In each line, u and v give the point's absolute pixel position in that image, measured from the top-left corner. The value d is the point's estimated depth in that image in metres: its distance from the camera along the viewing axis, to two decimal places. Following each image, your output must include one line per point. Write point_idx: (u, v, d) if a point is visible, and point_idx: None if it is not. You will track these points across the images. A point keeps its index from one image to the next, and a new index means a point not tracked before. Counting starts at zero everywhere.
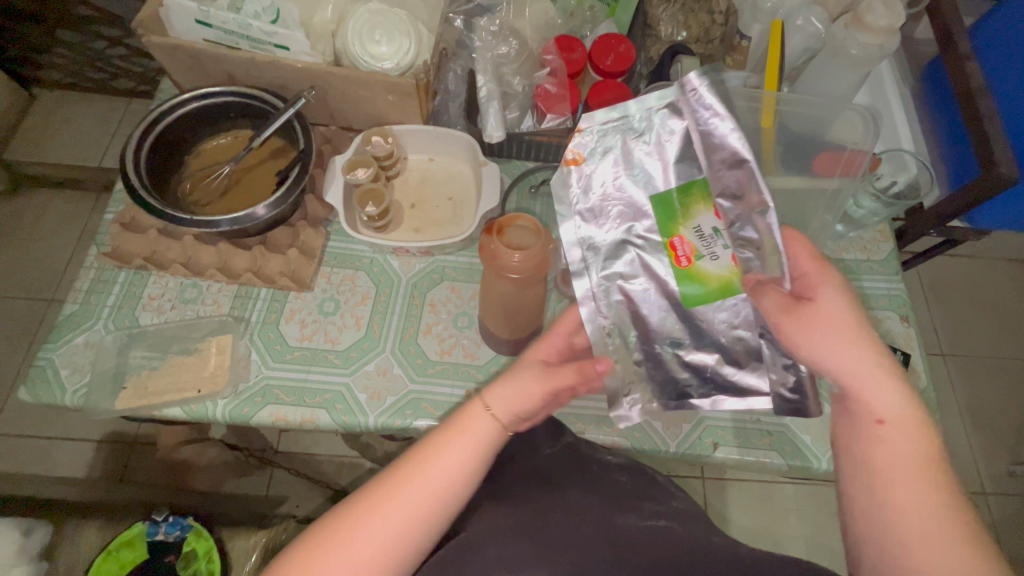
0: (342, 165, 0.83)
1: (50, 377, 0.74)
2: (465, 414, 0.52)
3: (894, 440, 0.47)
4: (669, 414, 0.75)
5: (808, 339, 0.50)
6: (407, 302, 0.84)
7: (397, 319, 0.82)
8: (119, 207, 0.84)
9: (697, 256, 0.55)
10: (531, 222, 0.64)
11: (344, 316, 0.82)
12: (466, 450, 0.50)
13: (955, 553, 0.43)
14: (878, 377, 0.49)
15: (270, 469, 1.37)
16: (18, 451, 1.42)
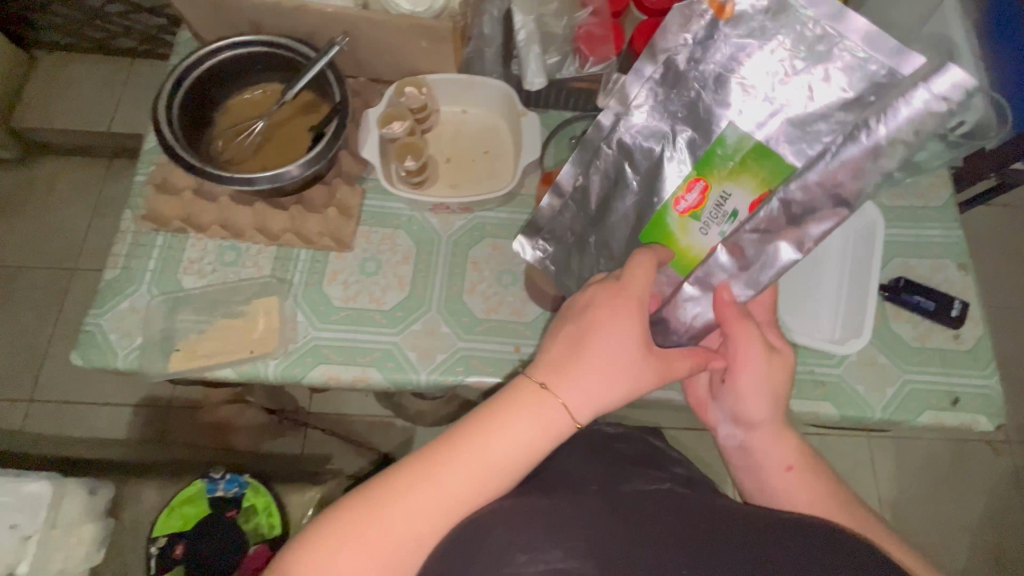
0: (378, 117, 0.80)
1: (100, 343, 0.74)
2: (524, 394, 0.50)
3: (799, 476, 0.58)
4: None
5: (740, 383, 0.59)
6: (450, 260, 0.82)
7: (441, 278, 0.81)
8: (148, 168, 0.81)
9: (695, 215, 0.61)
10: None
11: (388, 276, 0.80)
12: (526, 440, 0.48)
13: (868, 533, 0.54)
14: (773, 432, 0.60)
15: (303, 430, 1.34)
16: (58, 415, 1.42)
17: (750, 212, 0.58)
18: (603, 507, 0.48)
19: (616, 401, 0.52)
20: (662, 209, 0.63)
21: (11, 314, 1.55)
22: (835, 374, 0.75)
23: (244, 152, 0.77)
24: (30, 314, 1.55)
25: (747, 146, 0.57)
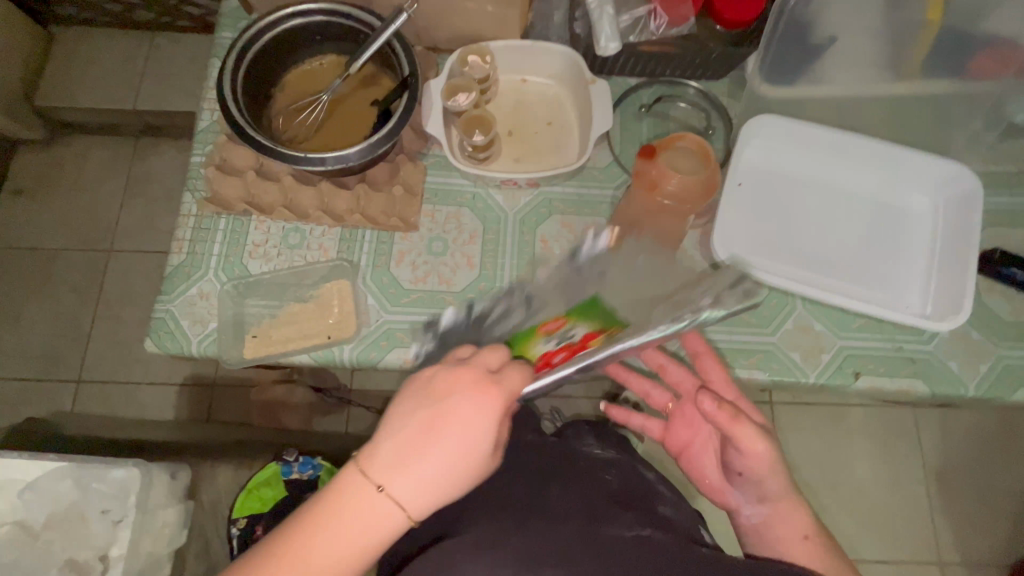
0: (443, 89, 0.76)
1: (172, 329, 0.73)
2: (355, 482, 0.43)
3: (778, 519, 0.60)
4: (806, 344, 0.73)
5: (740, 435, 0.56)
6: (519, 239, 0.79)
7: (510, 258, 0.78)
8: (206, 148, 0.79)
9: (550, 333, 0.58)
10: (696, 144, 0.65)
11: (456, 256, 0.78)
12: (368, 531, 0.42)
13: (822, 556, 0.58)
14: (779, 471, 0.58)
15: (347, 408, 1.31)
16: (104, 395, 1.37)
17: (568, 346, 0.55)
18: (583, 533, 0.51)
19: (442, 494, 0.44)
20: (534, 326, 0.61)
21: (49, 298, 1.45)
22: (926, 352, 0.72)
23: (305, 129, 0.74)
24: (70, 297, 1.45)
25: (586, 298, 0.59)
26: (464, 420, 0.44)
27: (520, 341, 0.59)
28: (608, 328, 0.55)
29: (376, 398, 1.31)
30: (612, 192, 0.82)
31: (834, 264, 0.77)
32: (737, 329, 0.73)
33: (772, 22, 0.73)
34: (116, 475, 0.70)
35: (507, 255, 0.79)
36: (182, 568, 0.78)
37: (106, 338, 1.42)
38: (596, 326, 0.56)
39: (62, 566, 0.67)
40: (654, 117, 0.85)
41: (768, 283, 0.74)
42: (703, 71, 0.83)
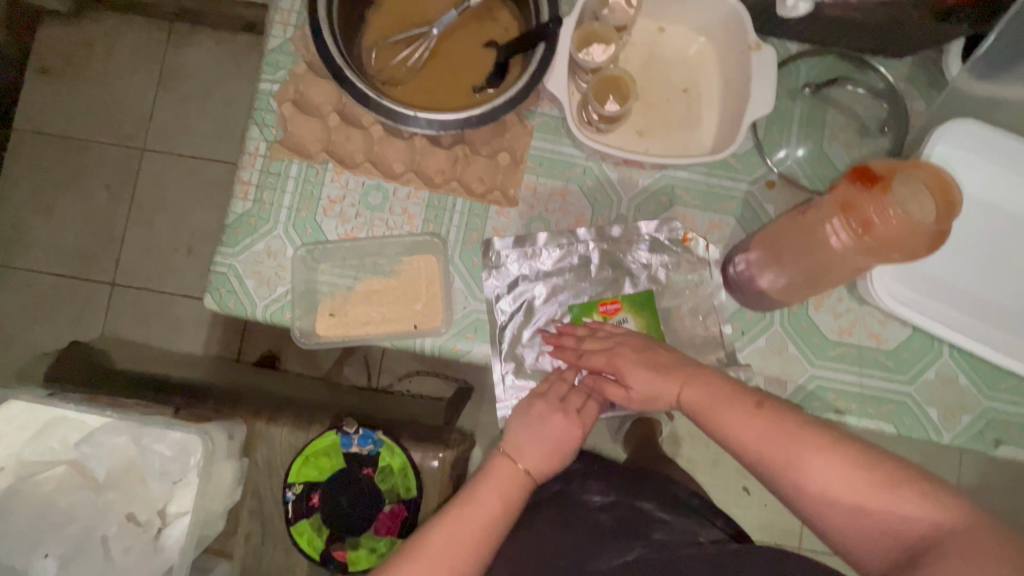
0: (575, 36, 0.62)
1: (235, 287, 0.64)
2: (492, 462, 0.57)
3: (783, 450, 0.50)
4: (946, 400, 0.64)
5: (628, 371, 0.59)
6: (630, 228, 0.67)
7: (617, 249, 0.67)
8: (278, 73, 0.66)
9: (606, 317, 0.66)
10: (934, 177, 0.46)
11: (555, 239, 0.66)
12: (497, 515, 0.54)
13: (876, 494, 0.47)
14: (723, 404, 0.53)
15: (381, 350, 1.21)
16: (139, 304, 1.32)
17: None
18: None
19: (555, 455, 0.58)
20: (594, 299, 0.66)
21: (83, 193, 1.35)
22: None
23: (403, 69, 0.60)
24: (104, 196, 1.35)
25: (644, 291, 0.66)
26: (569, 422, 0.59)
27: (580, 318, 0.66)
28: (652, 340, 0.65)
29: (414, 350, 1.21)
30: (746, 186, 0.69)
31: (1010, 315, 0.64)
32: (868, 373, 0.65)
33: (994, 32, 0.59)
34: (176, 435, 0.65)
35: (616, 246, 0.67)
36: (236, 522, 0.76)
37: (141, 244, 1.34)
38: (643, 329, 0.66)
39: (122, 519, 0.65)
40: (813, 99, 0.71)
41: (916, 325, 0.64)
42: (886, 49, 0.67)
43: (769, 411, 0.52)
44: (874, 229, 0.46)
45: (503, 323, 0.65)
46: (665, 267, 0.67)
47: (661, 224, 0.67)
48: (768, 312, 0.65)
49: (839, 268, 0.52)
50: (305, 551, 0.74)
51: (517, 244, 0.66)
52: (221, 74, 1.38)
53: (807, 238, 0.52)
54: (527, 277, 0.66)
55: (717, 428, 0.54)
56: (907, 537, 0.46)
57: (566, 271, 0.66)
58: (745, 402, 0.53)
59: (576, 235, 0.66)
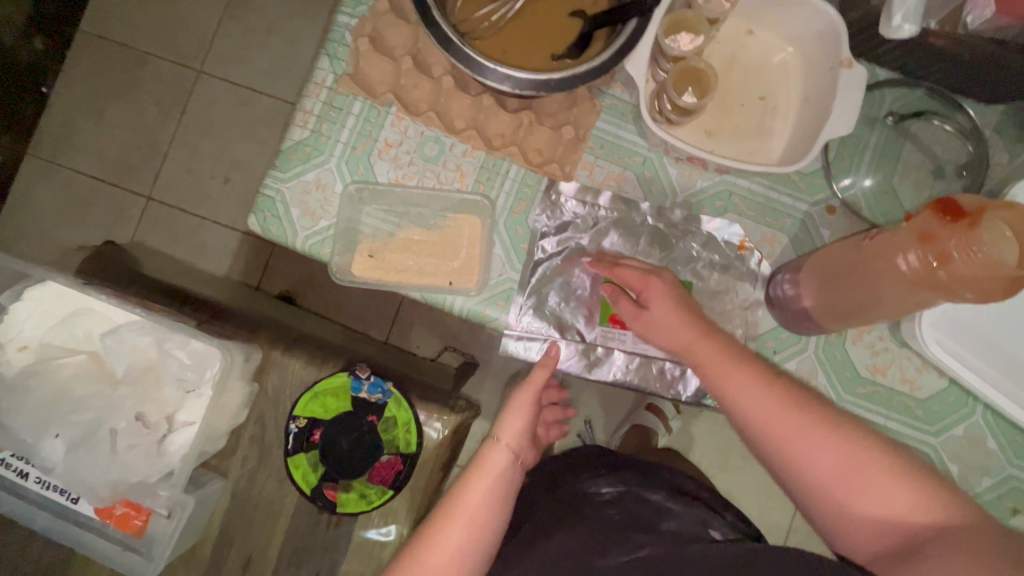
0: (664, 21, 0.60)
1: (280, 213, 0.64)
2: (482, 458, 0.57)
3: (784, 425, 0.51)
4: (970, 459, 0.63)
5: (650, 316, 0.58)
6: (693, 216, 0.66)
7: (672, 234, 0.67)
8: (357, 8, 0.65)
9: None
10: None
11: (617, 203, 0.66)
12: (492, 504, 0.54)
13: (872, 479, 0.48)
14: (735, 369, 0.54)
15: (397, 308, 1.21)
16: (171, 221, 1.34)
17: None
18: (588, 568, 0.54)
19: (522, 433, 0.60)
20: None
21: (135, 103, 1.36)
22: None
23: (485, 23, 0.59)
24: (154, 110, 1.37)
25: (683, 279, 0.66)
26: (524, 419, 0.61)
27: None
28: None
29: (429, 314, 1.21)
30: (805, 207, 0.67)
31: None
32: (895, 417, 0.63)
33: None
34: (197, 346, 0.66)
35: (672, 230, 0.67)
36: (236, 443, 0.77)
37: (182, 164, 1.36)
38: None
39: (131, 417, 0.66)
40: (892, 130, 0.69)
41: (954, 378, 0.62)
42: (981, 90, 0.65)
43: (779, 388, 0.53)
44: (951, 263, 0.44)
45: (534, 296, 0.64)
46: (712, 267, 0.66)
47: (725, 224, 0.66)
48: (803, 336, 0.64)
49: (900, 303, 0.50)
50: (297, 484, 0.75)
51: (581, 202, 0.66)
52: (289, 9, 1.38)
53: (869, 263, 0.51)
54: (565, 251, 0.65)
55: (722, 390, 0.54)
56: (895, 525, 0.48)
57: (619, 234, 0.66)
58: (759, 374, 0.54)
59: (636, 205, 0.66)
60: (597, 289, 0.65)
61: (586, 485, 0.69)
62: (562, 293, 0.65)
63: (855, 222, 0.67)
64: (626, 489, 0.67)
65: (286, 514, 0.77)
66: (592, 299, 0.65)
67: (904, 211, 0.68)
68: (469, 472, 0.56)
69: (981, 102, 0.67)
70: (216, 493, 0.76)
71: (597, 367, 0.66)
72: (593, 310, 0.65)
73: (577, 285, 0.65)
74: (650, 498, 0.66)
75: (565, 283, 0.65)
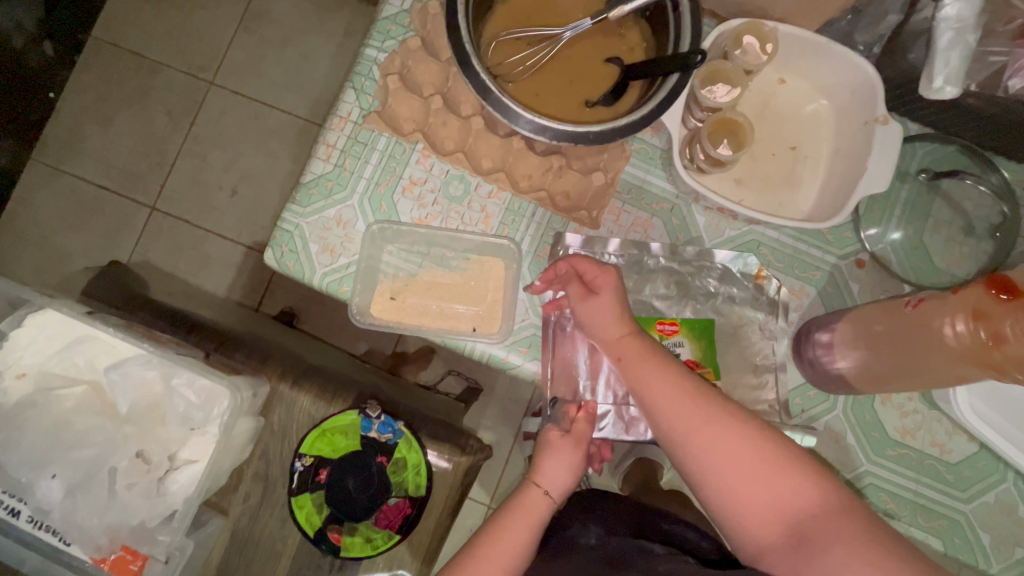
0: (701, 71, 0.59)
1: (298, 248, 0.62)
2: (523, 497, 0.57)
3: (689, 419, 0.49)
4: (1001, 527, 0.61)
5: (588, 309, 0.55)
6: (707, 251, 0.63)
7: (688, 272, 0.63)
8: (386, 42, 0.64)
9: (661, 337, 0.62)
10: None
11: (627, 247, 0.63)
12: (525, 545, 0.55)
13: (772, 471, 0.46)
14: (649, 361, 0.52)
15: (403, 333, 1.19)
16: (176, 233, 1.32)
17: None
18: None
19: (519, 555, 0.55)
20: (654, 315, 0.63)
21: (145, 113, 1.35)
22: None
23: (520, 67, 0.58)
24: (164, 120, 1.35)
25: (705, 320, 0.62)
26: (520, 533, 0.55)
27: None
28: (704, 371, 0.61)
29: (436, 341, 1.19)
30: (834, 260, 0.66)
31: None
32: (925, 482, 0.61)
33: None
34: (205, 383, 0.63)
35: (687, 269, 0.63)
36: (238, 480, 0.74)
37: (189, 175, 1.34)
38: (698, 358, 0.62)
39: (133, 454, 0.63)
40: (925, 186, 0.69)
41: (985, 444, 0.60)
42: (1014, 151, 0.64)
43: (688, 378, 0.51)
44: (1007, 344, 0.43)
45: (556, 343, 0.62)
46: (734, 302, 0.63)
47: (738, 257, 0.63)
48: (832, 396, 0.62)
49: (952, 377, 0.49)
50: (300, 525, 0.72)
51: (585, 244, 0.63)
52: (305, 26, 1.37)
53: (916, 332, 0.49)
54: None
55: (635, 383, 0.52)
56: (793, 516, 0.46)
57: (633, 278, 0.63)
58: (667, 369, 0.51)
59: (647, 247, 0.63)
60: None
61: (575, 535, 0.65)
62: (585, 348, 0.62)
63: (885, 277, 0.66)
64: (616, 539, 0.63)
65: (288, 556, 0.74)
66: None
67: (933, 268, 0.67)
68: (507, 510, 0.57)
69: (1013, 161, 0.67)
70: (215, 532, 0.73)
71: (633, 427, 0.61)
72: None
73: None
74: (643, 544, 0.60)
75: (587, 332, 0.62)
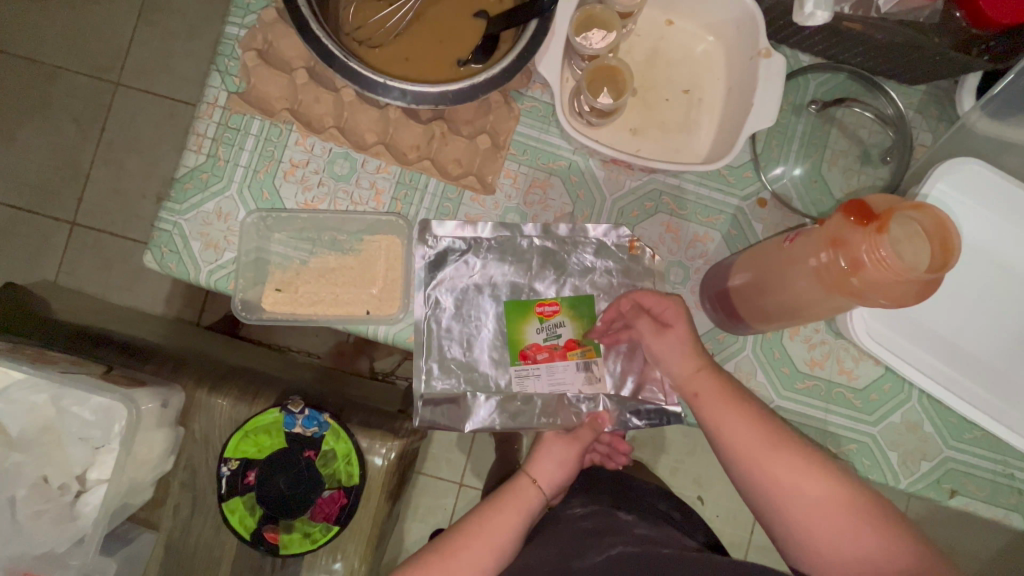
0: (575, 18, 0.58)
1: (178, 248, 0.59)
2: (517, 486, 0.61)
3: (705, 403, 0.52)
4: (909, 445, 0.63)
5: (656, 338, 0.54)
6: (578, 227, 0.63)
7: (562, 249, 0.63)
8: (248, 17, 0.60)
9: (542, 319, 0.62)
10: (932, 224, 0.44)
11: (499, 230, 0.62)
12: (514, 532, 0.57)
13: (766, 445, 0.49)
14: (681, 342, 0.53)
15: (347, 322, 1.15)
16: (102, 247, 1.25)
17: (549, 349, 0.62)
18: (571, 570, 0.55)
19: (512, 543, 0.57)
20: (532, 298, 0.62)
21: (48, 123, 1.25)
22: None
23: (383, 30, 0.55)
24: (71, 128, 1.26)
25: (585, 296, 0.63)
26: (513, 515, 0.58)
27: (513, 316, 0.62)
28: (587, 347, 0.62)
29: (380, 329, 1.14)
30: (736, 202, 0.65)
31: (990, 371, 0.61)
32: (834, 409, 0.63)
33: (1014, 72, 0.55)
34: (100, 400, 0.60)
35: (562, 246, 0.63)
36: (165, 493, 0.72)
37: (107, 185, 1.26)
38: (578, 334, 0.62)
39: (35, 480, 0.61)
40: (818, 118, 0.68)
41: (889, 365, 0.62)
42: (901, 71, 0.64)
43: (706, 359, 0.53)
44: (864, 269, 0.44)
45: (443, 339, 0.61)
46: (609, 274, 0.63)
47: (610, 228, 0.63)
48: (742, 337, 0.62)
49: (816, 304, 0.50)
50: (235, 528, 0.71)
51: (460, 229, 0.61)
52: (208, 12, 1.28)
53: (793, 264, 0.50)
54: (459, 293, 0.61)
55: (713, 422, 0.51)
56: (773, 480, 0.48)
57: (507, 261, 0.62)
58: (741, 399, 0.51)
59: (520, 228, 0.62)
60: (500, 326, 0.62)
61: (562, 509, 0.69)
62: (461, 342, 0.61)
63: (788, 214, 0.65)
64: (598, 506, 0.67)
65: (226, 562, 0.73)
66: (497, 341, 0.61)
67: (834, 199, 0.67)
68: (498, 500, 0.60)
69: (903, 83, 0.66)
70: (148, 547, 0.71)
71: (520, 414, 0.61)
72: (501, 349, 0.61)
73: (473, 317, 0.61)
74: (624, 516, 0.65)
75: (463, 325, 0.61)
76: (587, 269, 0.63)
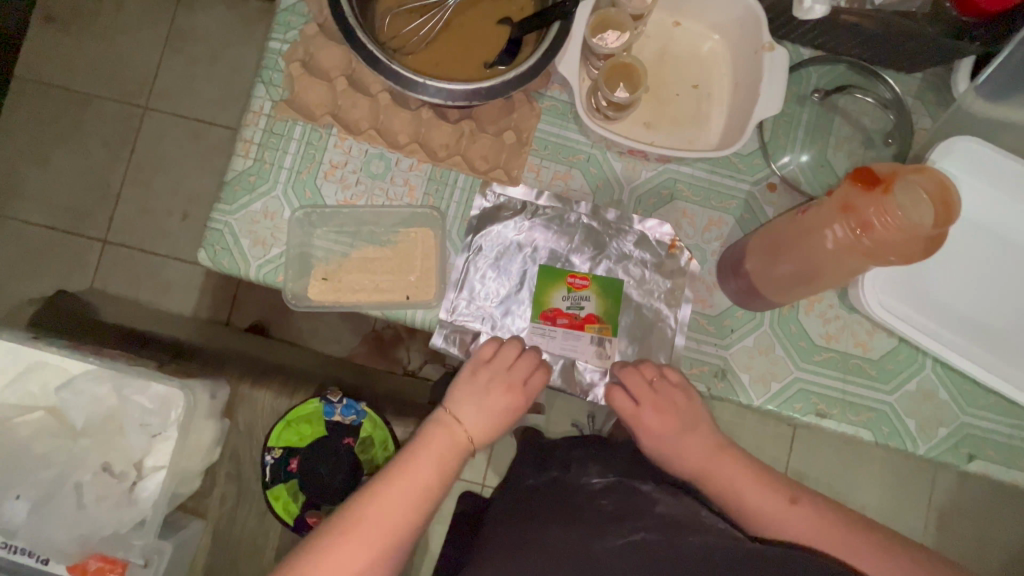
0: (591, 21, 0.63)
1: (229, 245, 0.63)
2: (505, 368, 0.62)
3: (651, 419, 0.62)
4: (926, 413, 0.65)
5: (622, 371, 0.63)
6: (626, 215, 0.67)
7: (606, 232, 0.67)
8: (289, 33, 0.66)
9: (571, 289, 0.66)
10: (936, 186, 0.48)
11: (553, 202, 0.67)
12: (488, 413, 0.61)
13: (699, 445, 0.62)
14: (633, 371, 0.63)
15: None
16: (131, 263, 1.30)
17: (570, 317, 0.65)
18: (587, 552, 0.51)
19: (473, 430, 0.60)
20: (567, 269, 0.66)
21: (81, 147, 1.32)
22: None
23: (415, 38, 0.60)
24: (102, 151, 1.33)
25: (617, 279, 0.66)
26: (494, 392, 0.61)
27: (546, 278, 0.66)
28: (604, 325, 0.66)
29: None
30: (747, 187, 0.69)
31: (999, 339, 0.64)
32: (851, 380, 0.66)
33: (1003, 54, 0.59)
34: (157, 390, 0.65)
35: (606, 229, 0.67)
36: (212, 483, 0.76)
37: (137, 203, 1.32)
38: (600, 311, 0.66)
39: (97, 468, 0.65)
40: (820, 106, 0.72)
41: (901, 336, 0.65)
42: (897, 60, 0.68)
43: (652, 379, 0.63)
44: (874, 230, 0.48)
45: (476, 289, 0.65)
46: (644, 266, 0.67)
47: (657, 224, 0.67)
48: (759, 312, 0.66)
49: (830, 269, 0.54)
50: (280, 515, 0.74)
51: (520, 193, 0.66)
52: (230, 37, 1.35)
53: (806, 232, 0.54)
54: (501, 247, 0.66)
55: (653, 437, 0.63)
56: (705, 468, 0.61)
57: (552, 229, 0.67)
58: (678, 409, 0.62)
59: (573, 204, 0.67)
60: (533, 283, 0.66)
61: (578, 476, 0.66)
62: (493, 292, 0.65)
63: (797, 197, 0.69)
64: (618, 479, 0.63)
65: (270, 549, 0.76)
66: (524, 297, 0.66)
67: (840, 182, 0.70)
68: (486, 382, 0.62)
69: (899, 71, 0.70)
70: (196, 535, 0.74)
71: None
72: (529, 302, 0.66)
73: (509, 272, 0.66)
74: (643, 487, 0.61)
75: (497, 278, 0.66)
76: (620, 257, 0.67)
